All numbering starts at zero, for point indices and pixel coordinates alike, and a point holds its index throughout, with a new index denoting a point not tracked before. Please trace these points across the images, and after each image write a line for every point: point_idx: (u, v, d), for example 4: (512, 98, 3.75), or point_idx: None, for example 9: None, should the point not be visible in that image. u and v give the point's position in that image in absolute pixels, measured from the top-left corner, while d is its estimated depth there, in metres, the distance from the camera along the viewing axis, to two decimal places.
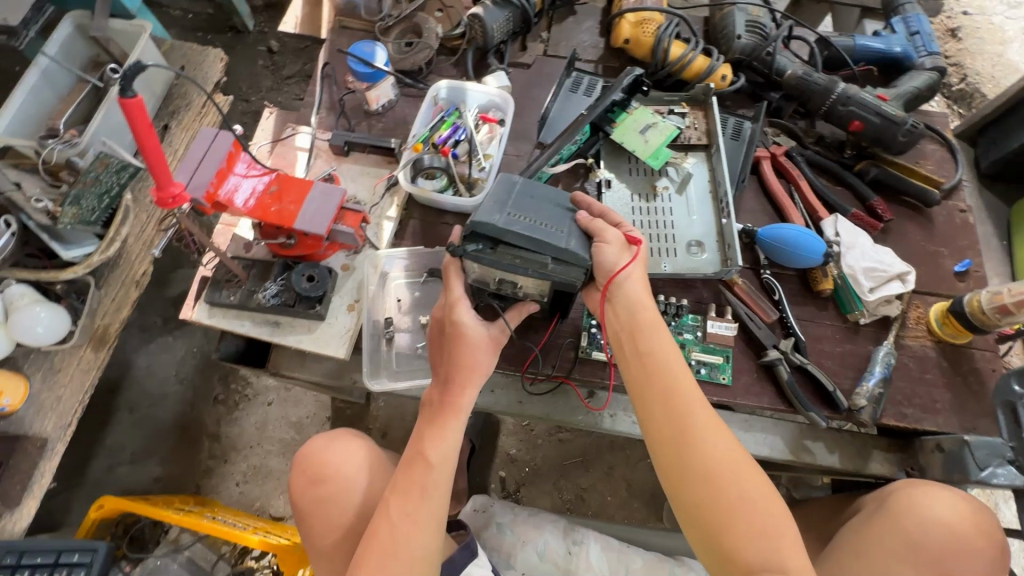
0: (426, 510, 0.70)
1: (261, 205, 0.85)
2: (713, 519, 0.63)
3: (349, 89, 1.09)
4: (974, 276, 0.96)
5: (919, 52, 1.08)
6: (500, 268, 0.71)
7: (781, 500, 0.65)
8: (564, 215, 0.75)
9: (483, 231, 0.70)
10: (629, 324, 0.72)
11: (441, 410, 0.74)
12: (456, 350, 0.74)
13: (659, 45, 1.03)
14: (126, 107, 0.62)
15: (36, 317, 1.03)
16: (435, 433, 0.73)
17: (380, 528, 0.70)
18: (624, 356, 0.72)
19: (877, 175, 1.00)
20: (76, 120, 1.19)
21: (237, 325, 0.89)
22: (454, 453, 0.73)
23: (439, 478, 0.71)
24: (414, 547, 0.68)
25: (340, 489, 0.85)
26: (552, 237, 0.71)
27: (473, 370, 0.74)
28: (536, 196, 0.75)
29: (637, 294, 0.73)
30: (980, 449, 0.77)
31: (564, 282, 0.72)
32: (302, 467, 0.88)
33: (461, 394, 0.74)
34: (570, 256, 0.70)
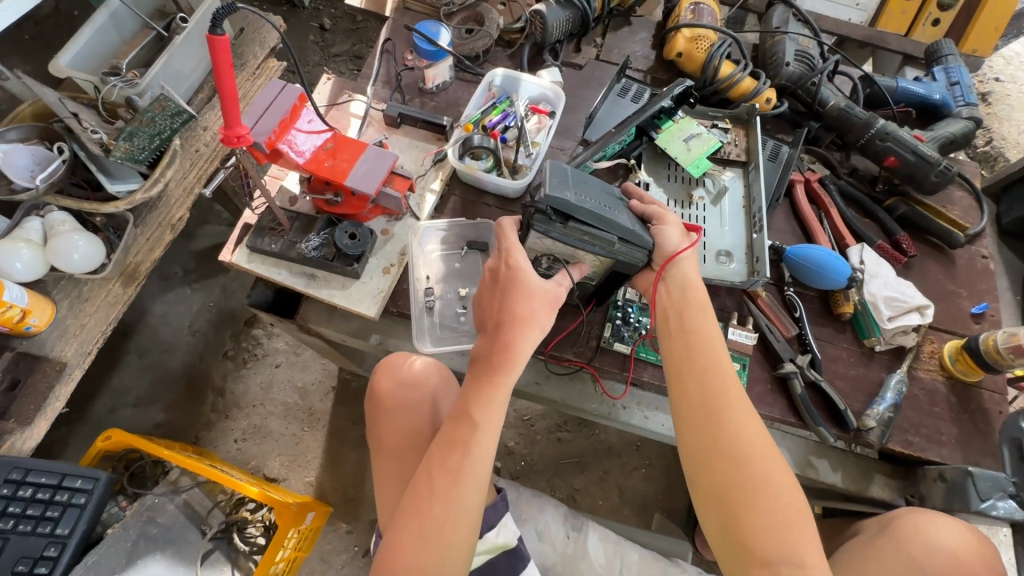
0: (469, 468, 0.68)
1: (315, 158, 0.88)
2: (733, 500, 0.65)
3: (407, 66, 1.13)
4: (990, 319, 0.98)
5: (957, 101, 1.12)
6: (567, 243, 0.74)
7: (803, 494, 0.66)
8: (619, 199, 0.78)
9: (554, 205, 0.71)
10: (679, 302, 0.76)
11: (493, 365, 0.72)
12: (510, 298, 0.74)
13: (710, 62, 1.08)
14: (214, 43, 0.67)
15: (75, 245, 1.05)
16: (483, 392, 0.72)
17: (426, 479, 0.69)
18: (667, 331, 0.75)
19: (906, 213, 1.04)
20: (137, 62, 1.22)
21: (274, 273, 0.92)
22: (502, 413, 0.72)
23: (483, 438, 0.70)
24: (465, 502, 0.67)
25: (421, 403, 0.87)
26: (618, 217, 0.74)
27: (526, 319, 0.74)
28: (591, 178, 0.77)
29: (690, 275, 0.77)
30: (983, 480, 0.78)
31: (626, 262, 0.76)
32: (387, 370, 0.90)
33: (517, 343, 0.72)
34: (635, 238, 0.74)
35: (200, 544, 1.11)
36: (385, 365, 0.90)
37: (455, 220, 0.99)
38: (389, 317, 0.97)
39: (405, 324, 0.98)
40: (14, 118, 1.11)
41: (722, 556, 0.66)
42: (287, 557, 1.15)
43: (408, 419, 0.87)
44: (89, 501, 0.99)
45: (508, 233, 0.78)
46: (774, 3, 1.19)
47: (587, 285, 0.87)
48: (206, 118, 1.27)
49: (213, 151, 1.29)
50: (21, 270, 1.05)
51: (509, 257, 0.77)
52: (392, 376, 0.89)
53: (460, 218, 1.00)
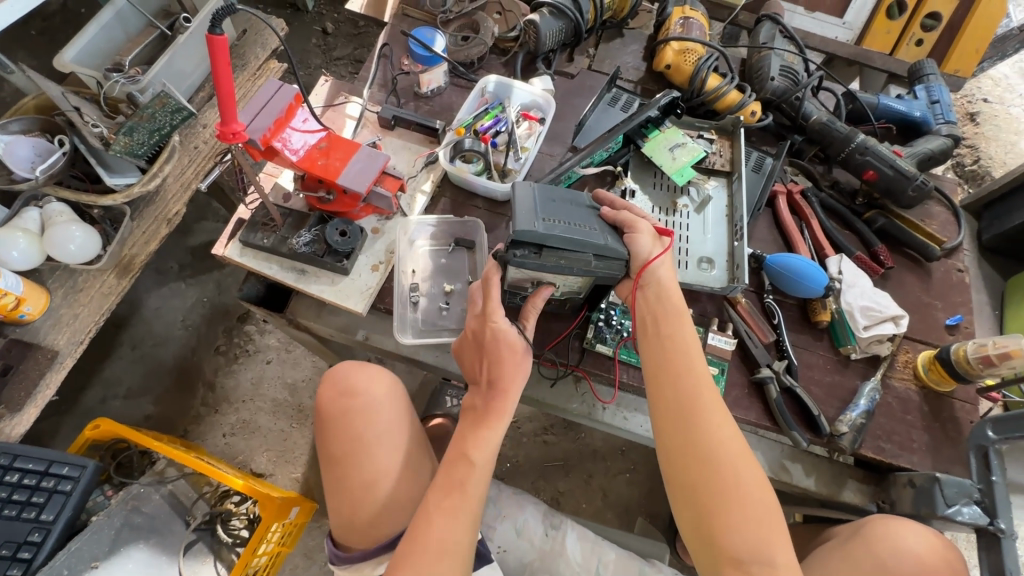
0: (468, 507, 0.73)
1: (309, 157, 0.91)
2: (706, 499, 0.67)
3: (403, 70, 1.16)
4: (964, 331, 1.01)
5: (937, 119, 1.16)
6: (545, 271, 0.77)
7: (773, 494, 0.68)
8: (590, 214, 0.81)
9: (525, 238, 0.74)
10: (655, 309, 0.78)
11: (484, 412, 0.78)
12: (498, 354, 0.78)
13: (697, 75, 1.11)
14: (212, 42, 0.70)
15: (71, 235, 1.07)
16: (479, 435, 0.77)
17: (427, 519, 0.72)
18: (645, 337, 0.78)
19: (884, 226, 1.07)
20: (140, 60, 1.25)
21: (266, 267, 0.94)
22: (494, 453, 0.77)
23: (479, 478, 0.75)
24: (462, 540, 0.71)
25: (361, 412, 0.87)
26: (590, 236, 0.77)
27: (516, 374, 0.78)
28: (557, 200, 0.80)
29: (666, 282, 0.79)
30: (950, 486, 0.80)
31: (606, 276, 0.79)
32: (330, 380, 0.90)
33: (505, 394, 0.78)
34: (610, 252, 0.77)
35: (184, 535, 1.12)
36: (329, 374, 0.91)
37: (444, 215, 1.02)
38: (376, 314, 0.99)
39: (391, 320, 1.00)
40: (17, 110, 1.14)
41: (696, 555, 0.68)
42: (270, 551, 1.16)
43: (349, 429, 0.86)
44: (76, 489, 0.99)
45: (493, 290, 0.79)
46: (762, 19, 1.23)
47: (574, 298, 0.89)
48: (206, 116, 1.30)
49: (212, 148, 1.31)
50: (17, 259, 1.07)
51: (493, 318, 0.79)
52: (334, 385, 0.89)
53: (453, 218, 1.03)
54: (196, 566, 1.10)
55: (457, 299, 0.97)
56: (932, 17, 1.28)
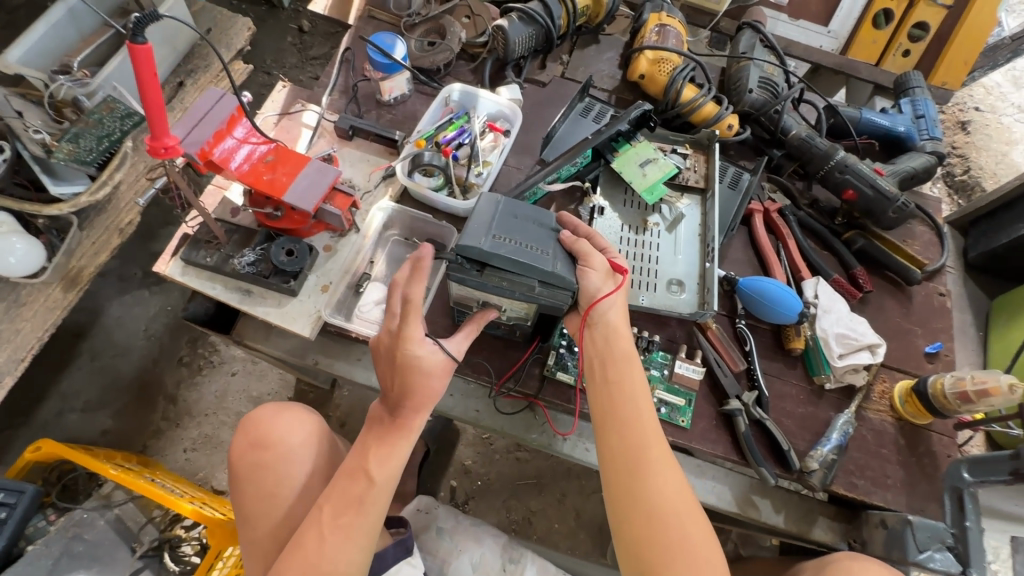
0: (364, 524, 0.71)
1: (254, 171, 0.85)
2: (653, 559, 0.61)
3: (365, 76, 1.10)
4: (944, 359, 0.97)
5: (922, 135, 1.11)
6: (485, 290, 0.73)
7: (722, 552, 0.63)
8: (548, 236, 0.75)
9: (468, 254, 0.71)
10: (603, 351, 0.72)
11: (390, 430, 0.75)
12: (415, 381, 0.73)
13: (672, 86, 1.06)
14: (134, 51, 0.64)
15: (11, 247, 1.02)
16: (383, 453, 0.74)
17: (317, 538, 0.71)
18: (592, 381, 0.71)
19: (864, 247, 1.02)
20: (91, 61, 1.18)
21: (208, 287, 0.89)
22: (398, 470, 0.75)
23: (378, 496, 0.73)
24: (355, 557, 0.70)
25: (276, 463, 0.82)
26: (538, 260, 0.71)
27: (429, 396, 0.75)
28: (519, 216, 0.75)
29: (615, 323, 0.73)
30: (923, 530, 0.77)
31: (550, 304, 0.74)
32: (244, 429, 0.86)
33: (412, 416, 0.75)
34: (556, 280, 0.71)
35: (129, 562, 1.06)
36: (244, 422, 0.87)
37: (412, 209, 0.97)
38: (327, 337, 0.93)
39: (343, 343, 0.94)
40: None
41: None
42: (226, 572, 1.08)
43: (262, 482, 0.81)
44: (11, 516, 0.96)
45: (411, 321, 0.73)
46: (743, 27, 1.17)
47: (524, 326, 0.84)
48: None
49: None
50: None
51: (409, 344, 0.73)
52: (248, 436, 0.85)
53: (420, 211, 0.98)
54: None
55: None
56: (919, 28, 1.23)
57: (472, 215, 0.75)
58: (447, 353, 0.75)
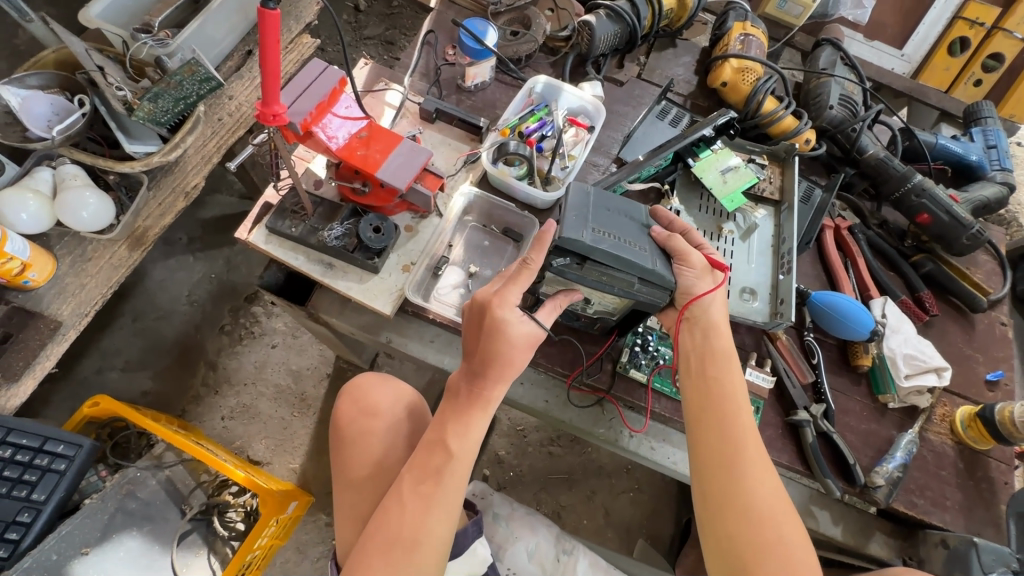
0: (443, 497, 0.69)
1: (349, 146, 0.86)
2: (745, 557, 0.61)
3: (448, 60, 1.11)
4: (1003, 388, 0.98)
5: (992, 165, 1.13)
6: (584, 283, 0.74)
7: (816, 557, 0.62)
8: (642, 231, 0.76)
9: (569, 247, 0.71)
10: (702, 347, 0.74)
11: (467, 403, 0.73)
12: (505, 349, 0.70)
13: (755, 96, 1.06)
14: (263, 17, 0.63)
15: (85, 202, 1.01)
16: (461, 425, 0.72)
17: (399, 506, 0.69)
18: (688, 376, 0.73)
19: (932, 271, 1.04)
20: (169, 23, 1.15)
21: (291, 257, 0.89)
22: (476, 446, 0.73)
23: (457, 470, 0.71)
24: (435, 532, 0.68)
25: (382, 434, 0.83)
26: (639, 256, 0.72)
27: (509, 367, 0.72)
28: (611, 209, 0.76)
29: (717, 320, 0.75)
30: (987, 553, 0.78)
31: (647, 302, 0.74)
32: (351, 396, 0.87)
33: (491, 387, 0.72)
34: (656, 278, 0.72)
35: (178, 524, 1.08)
36: (349, 389, 0.88)
37: (491, 195, 0.98)
38: (403, 316, 0.94)
39: (416, 324, 0.95)
40: (35, 63, 1.06)
41: None
42: (264, 546, 1.08)
43: (366, 450, 0.82)
44: (69, 469, 0.92)
45: (519, 280, 0.72)
46: (823, 43, 1.18)
47: (607, 319, 0.85)
48: (232, 88, 1.24)
49: (236, 121, 1.26)
50: (25, 222, 1.00)
51: (495, 308, 0.70)
52: (354, 403, 0.86)
53: (499, 198, 0.99)
54: (188, 559, 1.07)
55: (479, 282, 0.94)
56: (993, 59, 1.26)
57: (564, 202, 0.75)
58: (537, 322, 0.72)
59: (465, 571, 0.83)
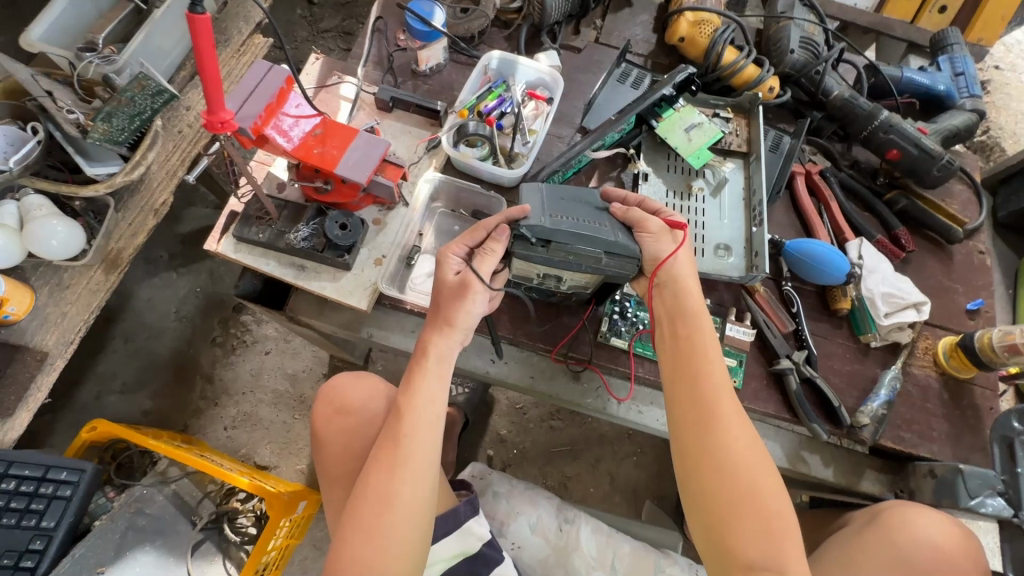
0: (404, 457, 0.70)
1: (304, 145, 0.85)
2: (719, 507, 0.62)
3: (400, 46, 1.08)
4: (984, 315, 0.99)
5: (961, 93, 1.12)
6: (553, 265, 0.74)
7: (790, 503, 0.63)
8: (599, 211, 0.77)
9: (530, 232, 0.71)
10: (672, 309, 0.73)
11: (416, 363, 0.75)
12: (449, 305, 0.74)
13: (713, 49, 1.04)
14: (194, 22, 0.62)
15: (53, 230, 1.00)
16: (411, 387, 0.74)
17: (367, 478, 0.70)
18: (662, 339, 0.74)
19: (906, 207, 1.03)
20: (115, 39, 1.11)
21: (262, 263, 0.89)
22: (435, 403, 0.73)
23: (413, 430, 0.72)
24: (404, 493, 0.69)
25: (359, 428, 0.88)
26: (599, 232, 0.72)
27: (440, 316, 0.75)
28: (566, 197, 0.77)
29: (685, 280, 0.74)
30: (973, 478, 0.80)
31: (617, 274, 0.74)
32: (327, 398, 0.92)
33: (436, 343, 0.75)
34: (621, 249, 0.72)
35: (190, 535, 1.10)
36: (326, 391, 0.92)
37: (457, 178, 0.97)
38: (380, 310, 0.95)
39: (397, 316, 0.96)
40: None
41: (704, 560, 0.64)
42: (279, 546, 1.12)
43: (345, 445, 0.87)
44: (75, 494, 0.96)
45: (467, 235, 0.77)
46: None
47: (581, 293, 0.85)
48: (188, 98, 1.21)
49: (197, 131, 1.23)
50: None
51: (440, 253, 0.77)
52: (331, 403, 0.91)
53: (465, 181, 0.99)
54: (204, 567, 1.09)
55: None
56: None
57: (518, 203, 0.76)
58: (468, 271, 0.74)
59: (460, 546, 0.85)
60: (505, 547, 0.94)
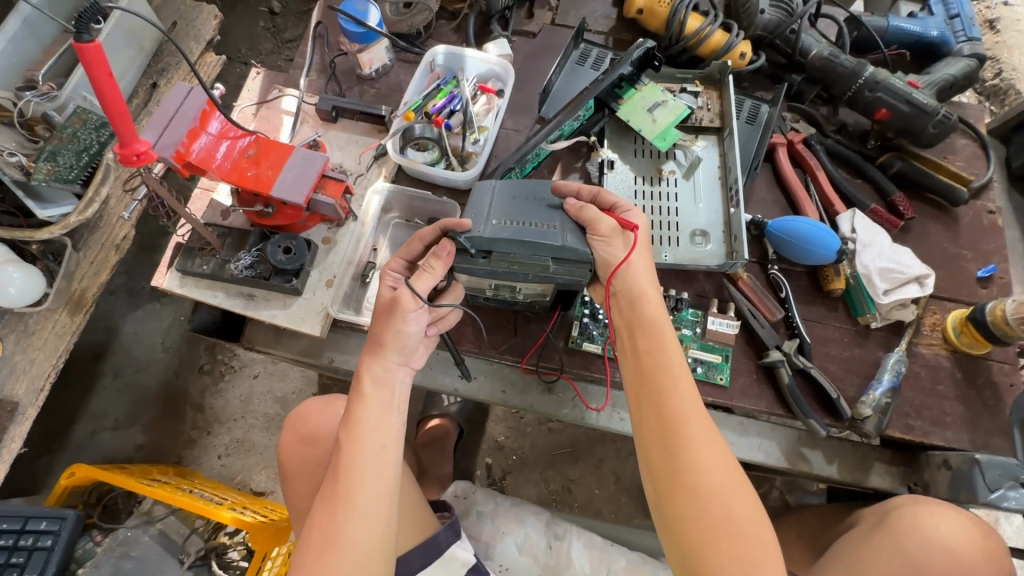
0: (347, 489, 0.62)
1: (236, 168, 0.80)
2: (692, 537, 0.56)
3: (342, 51, 1.02)
4: (998, 282, 0.89)
5: (958, 37, 1.01)
6: (498, 277, 0.68)
7: (771, 524, 0.57)
8: (552, 211, 0.70)
9: (469, 243, 0.66)
10: (630, 319, 0.67)
11: (357, 386, 0.67)
12: (382, 321, 0.68)
13: (675, 16, 0.95)
14: (82, 54, 0.54)
15: (9, 277, 0.96)
16: (352, 413, 0.66)
17: (312, 515, 0.62)
18: (623, 351, 0.67)
19: (901, 169, 0.94)
20: (57, 72, 1.05)
21: (209, 296, 0.85)
22: (379, 427, 0.65)
23: (355, 458, 0.63)
24: (349, 529, 0.60)
25: (324, 458, 0.82)
26: (545, 236, 0.66)
27: (378, 339, 0.68)
28: (519, 196, 0.71)
29: (642, 286, 0.67)
30: (992, 469, 0.72)
31: (568, 282, 0.68)
32: (295, 424, 0.88)
33: (376, 365, 0.68)
34: (570, 254, 0.66)
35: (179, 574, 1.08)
36: (294, 417, 0.89)
37: (408, 187, 0.92)
38: (338, 333, 0.90)
39: (357, 338, 0.91)
40: None
41: None
42: None
43: (310, 478, 0.83)
44: (57, 543, 0.94)
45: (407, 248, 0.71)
46: None
47: (542, 301, 0.79)
48: None
49: None
50: None
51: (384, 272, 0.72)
52: (296, 432, 0.86)
53: (418, 188, 0.93)
54: None
55: None
56: None
57: (469, 207, 0.71)
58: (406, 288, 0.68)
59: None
60: (491, 570, 0.89)
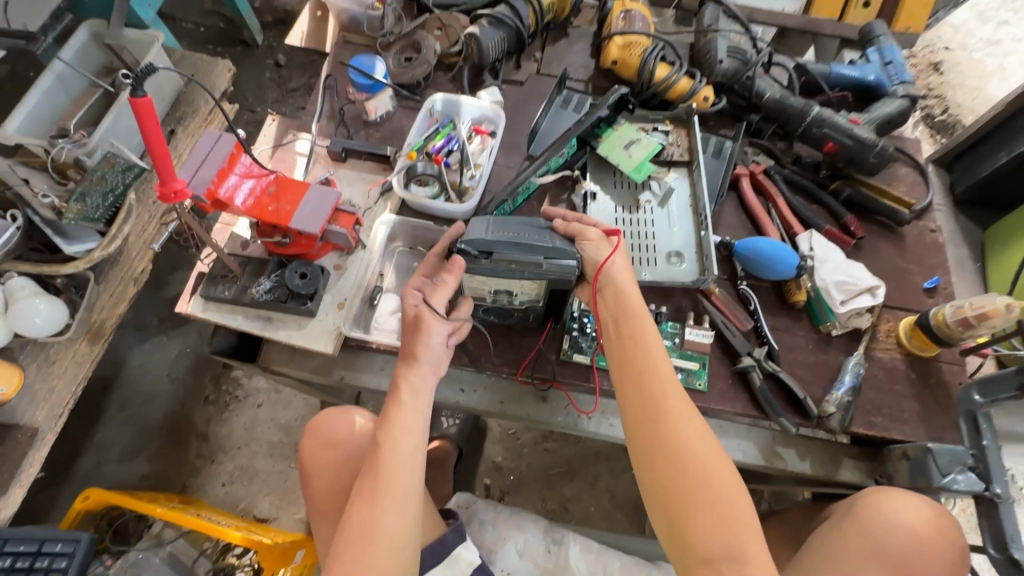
0: (385, 488, 0.69)
1: (259, 204, 0.88)
2: (677, 503, 0.63)
3: (349, 100, 1.14)
4: (943, 292, 1.00)
5: (893, 80, 1.15)
6: (498, 277, 0.77)
7: (746, 491, 0.64)
8: (542, 229, 0.79)
9: (471, 246, 0.76)
10: (615, 312, 0.75)
11: (394, 394, 0.75)
12: (411, 337, 0.76)
13: (645, 66, 1.10)
14: (136, 106, 0.63)
15: (35, 309, 1.04)
16: (389, 419, 0.73)
17: (351, 509, 0.70)
18: (608, 341, 0.75)
19: (850, 195, 1.06)
20: (87, 121, 1.14)
21: (230, 320, 0.92)
22: (414, 433, 0.73)
23: (393, 461, 0.71)
24: (387, 524, 0.68)
25: (347, 462, 0.89)
26: (537, 240, 0.76)
27: (414, 353, 0.76)
28: (513, 224, 0.79)
29: (624, 284, 0.76)
30: (944, 455, 0.80)
31: (559, 278, 0.77)
32: (314, 432, 0.93)
33: (412, 375, 0.75)
34: (558, 252, 0.76)
35: None
36: (315, 425, 0.94)
37: (410, 217, 1.01)
38: (348, 352, 0.97)
39: (365, 356, 0.98)
40: None
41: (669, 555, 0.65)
42: None
43: (330, 481, 0.89)
44: (71, 565, 0.98)
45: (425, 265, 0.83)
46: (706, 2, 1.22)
47: (536, 309, 0.88)
48: None
49: None
50: None
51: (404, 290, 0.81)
52: (318, 438, 0.92)
53: (420, 219, 1.02)
54: None
55: None
56: None
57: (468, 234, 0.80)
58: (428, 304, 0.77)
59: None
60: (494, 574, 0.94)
